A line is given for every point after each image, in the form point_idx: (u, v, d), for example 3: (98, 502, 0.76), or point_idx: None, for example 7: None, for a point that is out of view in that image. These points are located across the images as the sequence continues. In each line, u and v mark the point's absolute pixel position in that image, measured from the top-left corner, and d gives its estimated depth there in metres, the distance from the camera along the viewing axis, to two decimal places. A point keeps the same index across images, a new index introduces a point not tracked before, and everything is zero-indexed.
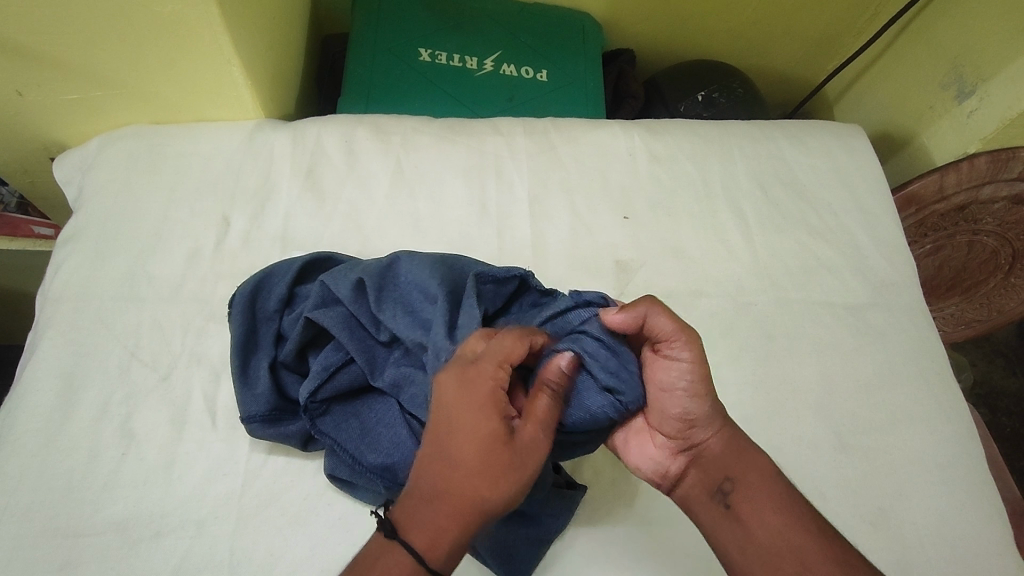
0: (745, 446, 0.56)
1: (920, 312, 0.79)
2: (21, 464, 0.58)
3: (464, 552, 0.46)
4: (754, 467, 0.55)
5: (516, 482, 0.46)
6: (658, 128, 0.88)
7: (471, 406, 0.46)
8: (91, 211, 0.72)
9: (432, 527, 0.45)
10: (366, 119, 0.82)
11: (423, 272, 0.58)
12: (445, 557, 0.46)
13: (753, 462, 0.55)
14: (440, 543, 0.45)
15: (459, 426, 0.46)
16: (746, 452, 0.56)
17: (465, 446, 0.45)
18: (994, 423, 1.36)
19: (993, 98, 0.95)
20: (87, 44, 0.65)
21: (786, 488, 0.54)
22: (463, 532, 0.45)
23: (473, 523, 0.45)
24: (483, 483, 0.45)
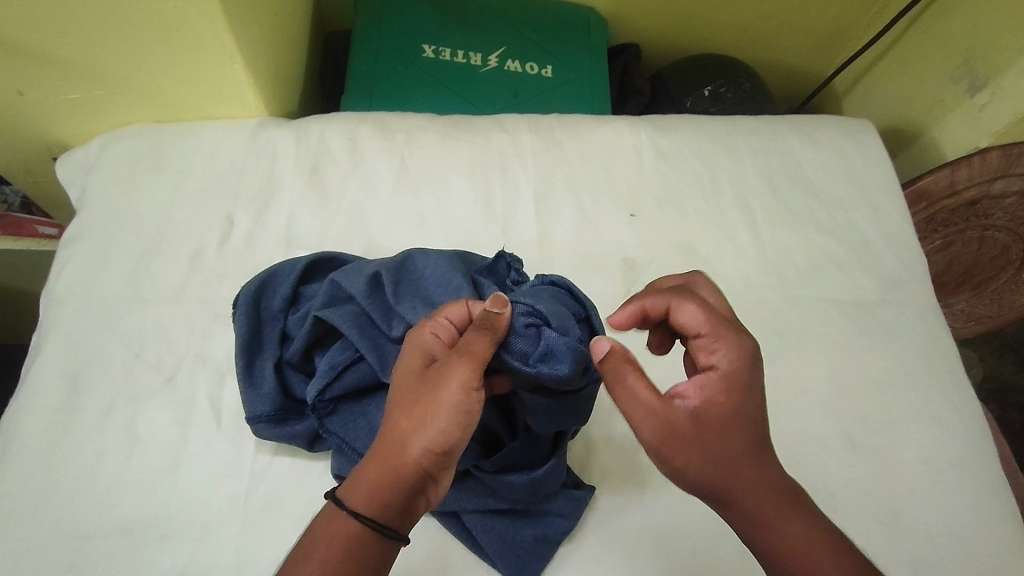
0: (780, 511, 0.46)
1: (931, 309, 0.78)
2: (26, 467, 0.58)
3: (384, 500, 0.44)
4: (789, 539, 0.45)
5: (433, 410, 0.45)
6: (665, 123, 0.87)
7: (406, 353, 0.49)
8: (94, 210, 0.72)
9: (364, 467, 0.45)
10: (370, 116, 0.81)
11: (439, 265, 0.58)
12: (371, 500, 0.44)
13: (789, 532, 0.45)
14: (365, 482, 0.44)
15: (397, 376, 0.48)
16: (780, 517, 0.45)
17: (395, 388, 0.48)
18: (1004, 419, 1.35)
19: (1006, 91, 0.94)
20: (88, 43, 0.65)
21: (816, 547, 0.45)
22: (381, 471, 0.44)
23: (393, 455, 0.45)
24: (400, 414, 0.46)
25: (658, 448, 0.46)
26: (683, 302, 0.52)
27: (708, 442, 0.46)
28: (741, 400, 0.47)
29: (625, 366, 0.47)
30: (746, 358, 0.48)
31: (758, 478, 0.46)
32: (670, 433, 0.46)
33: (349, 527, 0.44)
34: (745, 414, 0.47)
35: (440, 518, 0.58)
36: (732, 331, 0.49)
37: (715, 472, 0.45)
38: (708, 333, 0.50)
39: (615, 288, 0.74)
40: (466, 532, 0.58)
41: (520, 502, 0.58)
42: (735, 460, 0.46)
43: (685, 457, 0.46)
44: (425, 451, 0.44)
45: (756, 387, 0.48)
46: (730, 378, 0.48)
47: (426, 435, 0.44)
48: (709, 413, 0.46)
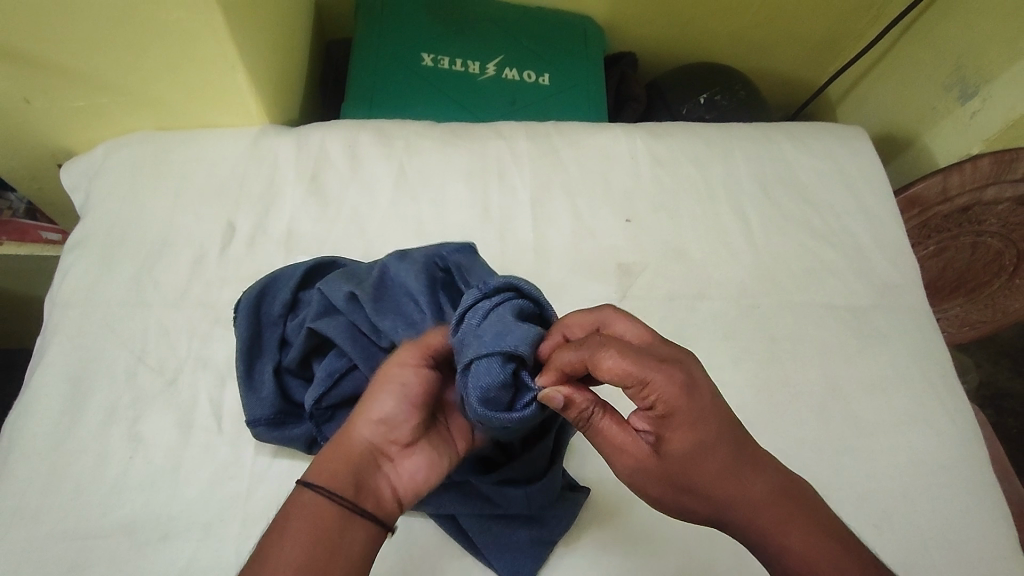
0: (775, 524, 0.43)
1: (922, 313, 0.79)
2: (31, 469, 0.59)
3: (335, 470, 0.46)
4: (790, 552, 0.43)
5: (377, 387, 0.49)
6: (661, 130, 0.88)
7: None
8: (98, 216, 0.73)
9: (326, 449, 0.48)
10: (370, 124, 0.82)
11: (411, 278, 0.58)
12: (325, 472, 0.46)
13: (790, 545, 0.43)
14: (326, 460, 0.47)
15: None
16: (777, 530, 0.43)
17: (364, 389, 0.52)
18: (1000, 424, 1.36)
19: (997, 99, 0.95)
20: (92, 52, 0.66)
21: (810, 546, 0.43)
22: (336, 448, 0.48)
23: (345, 431, 0.48)
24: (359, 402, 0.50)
25: (635, 484, 0.47)
26: (602, 357, 0.42)
27: (676, 475, 0.44)
28: (705, 429, 0.43)
29: (589, 410, 0.45)
30: (688, 387, 0.42)
31: (743, 495, 0.43)
32: (638, 469, 0.46)
33: (313, 499, 0.45)
34: (714, 444, 0.43)
35: (437, 519, 0.59)
36: (659, 366, 0.42)
37: (699, 503, 0.45)
38: (635, 383, 0.42)
39: (610, 293, 0.75)
40: (462, 533, 0.59)
41: None
42: (713, 488, 0.44)
43: (662, 490, 0.45)
44: (372, 423, 0.48)
45: (714, 412, 0.43)
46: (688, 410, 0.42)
47: (375, 411, 0.48)
48: (670, 449, 0.44)
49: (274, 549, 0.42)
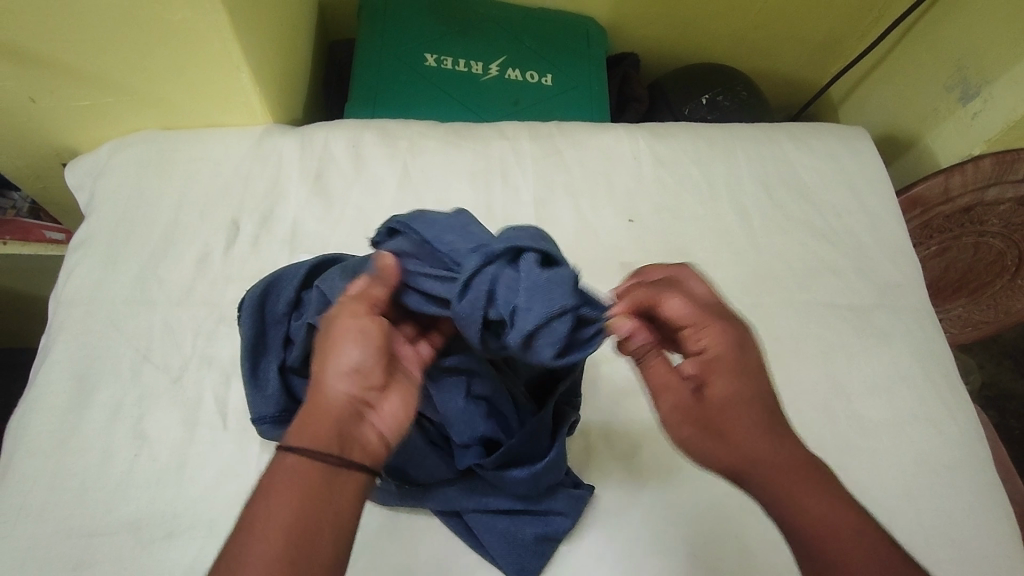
0: (793, 487, 0.46)
1: (924, 313, 0.79)
2: (36, 466, 0.59)
3: (316, 431, 0.42)
4: (807, 514, 0.44)
5: (334, 345, 0.45)
6: (663, 130, 0.88)
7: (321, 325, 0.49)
8: (103, 215, 0.73)
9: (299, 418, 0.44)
10: (373, 124, 0.82)
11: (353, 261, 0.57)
12: (304, 434, 0.42)
13: (806, 507, 0.45)
14: (302, 426, 0.43)
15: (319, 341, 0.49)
16: (798, 493, 0.45)
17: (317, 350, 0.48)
18: (1003, 425, 1.35)
19: (998, 100, 0.96)
20: (98, 52, 0.67)
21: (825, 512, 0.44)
22: (310, 410, 0.44)
23: (315, 394, 0.44)
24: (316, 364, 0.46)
25: (670, 424, 0.50)
26: (670, 295, 0.50)
27: (711, 419, 0.49)
28: (744, 380, 0.49)
29: (645, 348, 0.51)
30: (736, 340, 0.50)
31: (769, 451, 0.47)
32: (678, 407, 0.50)
33: (294, 462, 0.41)
34: (752, 394, 0.49)
35: (443, 517, 0.60)
36: (719, 316, 0.50)
37: (726, 452, 0.48)
38: (694, 322, 0.50)
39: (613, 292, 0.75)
40: (468, 531, 0.59)
41: (520, 501, 0.60)
42: (743, 434, 0.48)
43: (693, 432, 0.49)
44: (343, 377, 0.44)
45: (753, 371, 0.50)
46: (729, 359, 0.50)
47: (341, 365, 0.44)
48: (710, 394, 0.50)
49: (256, 521, 0.39)
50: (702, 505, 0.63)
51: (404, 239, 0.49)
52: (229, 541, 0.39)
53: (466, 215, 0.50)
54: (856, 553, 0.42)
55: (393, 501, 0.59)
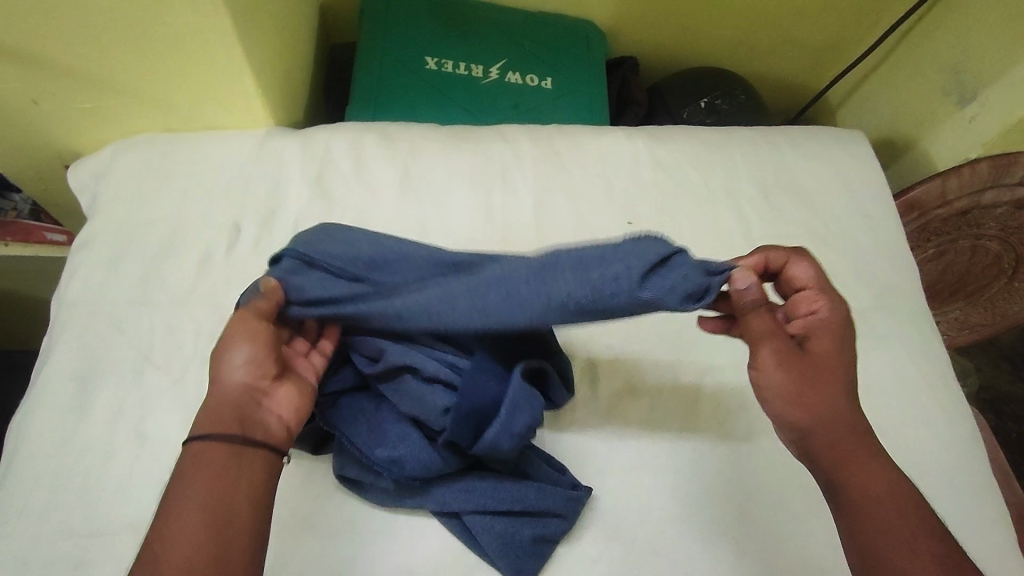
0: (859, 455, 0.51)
1: (921, 315, 0.80)
2: (38, 466, 0.59)
3: (219, 420, 0.47)
4: (869, 479, 0.50)
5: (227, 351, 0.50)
6: (662, 134, 0.89)
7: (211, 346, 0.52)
8: (105, 217, 0.73)
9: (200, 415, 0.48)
10: (374, 127, 0.83)
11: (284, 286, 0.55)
12: (210, 425, 0.47)
13: (869, 475, 0.50)
14: (201, 418, 0.48)
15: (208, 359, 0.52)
16: (856, 460, 0.51)
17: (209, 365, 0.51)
18: (1000, 428, 1.36)
19: (996, 104, 0.96)
20: (101, 54, 0.67)
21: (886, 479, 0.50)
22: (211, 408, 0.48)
23: (213, 393, 0.49)
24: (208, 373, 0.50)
25: (770, 372, 0.52)
26: (800, 261, 0.58)
27: (810, 374, 0.53)
28: (841, 352, 0.55)
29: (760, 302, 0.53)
30: (844, 320, 0.56)
31: (838, 415, 0.52)
32: (783, 356, 0.52)
33: (198, 447, 0.46)
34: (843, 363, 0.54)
35: (441, 517, 0.60)
36: (836, 294, 0.57)
37: (815, 406, 0.52)
38: (812, 288, 0.57)
39: None
40: (466, 531, 0.59)
41: (518, 503, 0.59)
42: (829, 396, 0.52)
43: (786, 379, 0.52)
44: (236, 370, 0.49)
45: (849, 348, 0.55)
46: (832, 330, 0.55)
47: (233, 364, 0.49)
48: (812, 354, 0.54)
49: (174, 505, 0.44)
50: (699, 506, 0.64)
51: (291, 258, 0.55)
52: (150, 528, 0.44)
53: (338, 229, 0.58)
54: (903, 514, 0.48)
55: (393, 501, 0.59)
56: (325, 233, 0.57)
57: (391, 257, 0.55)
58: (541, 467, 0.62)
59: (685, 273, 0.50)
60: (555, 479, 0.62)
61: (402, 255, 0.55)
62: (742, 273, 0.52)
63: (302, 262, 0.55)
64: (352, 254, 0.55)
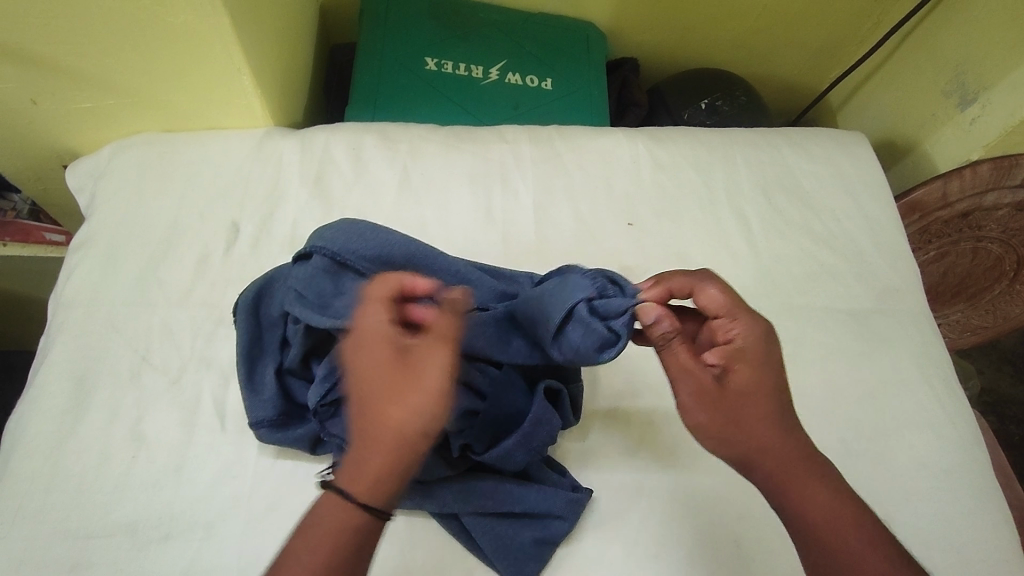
0: (801, 477, 0.50)
1: (923, 317, 0.79)
2: (34, 467, 0.59)
3: (391, 488, 0.45)
4: (813, 500, 0.49)
5: (416, 396, 0.44)
6: (662, 135, 0.89)
7: (366, 341, 0.47)
8: (103, 217, 0.73)
9: (364, 461, 0.45)
10: (374, 127, 0.83)
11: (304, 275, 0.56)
12: (373, 488, 0.45)
13: (811, 495, 0.49)
14: (367, 474, 0.45)
15: (362, 366, 0.46)
16: (803, 487, 0.50)
17: (366, 378, 0.46)
18: (1002, 431, 1.35)
19: (996, 106, 0.96)
20: (98, 54, 0.67)
21: (828, 495, 0.50)
22: (384, 465, 0.45)
23: (388, 443, 0.44)
24: (385, 406, 0.45)
25: (689, 411, 0.51)
26: (705, 283, 0.52)
27: (733, 406, 0.50)
28: (765, 374, 0.51)
29: (669, 336, 0.51)
30: (767, 338, 0.51)
31: (777, 442, 0.50)
32: (701, 395, 0.50)
33: (359, 518, 0.45)
34: (769, 386, 0.51)
35: (441, 519, 0.59)
36: (750, 312, 0.52)
37: (746, 438, 0.49)
38: (728, 315, 0.52)
39: None
40: (465, 533, 0.59)
41: (518, 504, 0.59)
42: (760, 423, 0.50)
43: (711, 419, 0.50)
44: (416, 424, 0.44)
45: (775, 366, 0.51)
46: (760, 352, 0.51)
47: (418, 420, 0.44)
48: (735, 383, 0.50)
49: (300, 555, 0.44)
50: (699, 509, 0.63)
51: (322, 257, 0.56)
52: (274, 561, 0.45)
53: (365, 223, 0.58)
54: (854, 539, 0.48)
55: None
56: (349, 227, 0.58)
57: (428, 260, 0.58)
58: (541, 468, 0.62)
59: (585, 330, 0.50)
60: (554, 480, 0.62)
61: (440, 265, 0.59)
62: (645, 308, 0.51)
63: (333, 263, 0.56)
64: (383, 255, 0.57)
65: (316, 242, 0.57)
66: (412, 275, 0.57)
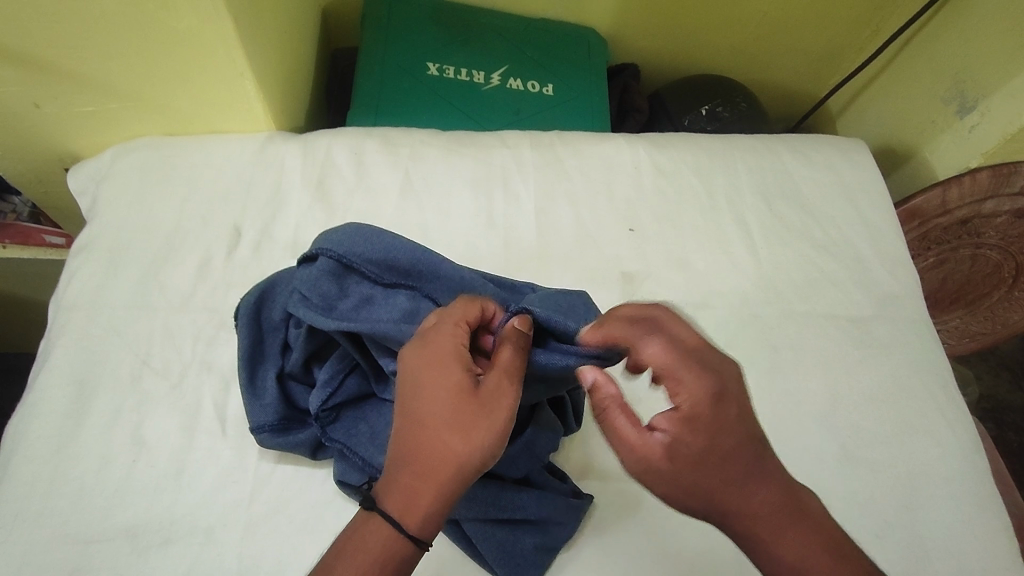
0: (784, 546, 0.44)
1: (923, 324, 0.79)
2: (34, 471, 0.59)
3: (442, 518, 0.46)
4: (795, 570, 0.44)
5: (481, 431, 0.46)
6: (662, 141, 0.89)
7: (434, 363, 0.47)
8: (105, 220, 0.73)
9: (416, 488, 0.46)
10: (376, 131, 0.83)
11: (309, 277, 0.56)
12: (425, 518, 0.46)
13: (796, 565, 0.44)
14: (422, 500, 0.45)
15: (428, 389, 0.47)
16: (790, 554, 0.44)
17: (432, 404, 0.47)
18: (1001, 438, 1.36)
19: (996, 113, 0.96)
20: (102, 58, 0.67)
21: (822, 563, 0.44)
22: (438, 496, 0.46)
23: (445, 475, 0.45)
24: (451, 436, 0.46)
25: (643, 483, 0.46)
26: (648, 339, 0.46)
27: (685, 477, 0.45)
28: (720, 438, 0.44)
29: (610, 403, 0.47)
30: (721, 396, 0.45)
31: (752, 506, 0.44)
32: (647, 468, 0.45)
33: (404, 545, 0.46)
34: (735, 452, 0.44)
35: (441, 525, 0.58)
36: (694, 366, 0.45)
37: (704, 507, 0.45)
38: (670, 374, 0.45)
39: (613, 300, 0.76)
40: (466, 539, 0.58)
41: (519, 510, 0.59)
42: (718, 492, 0.44)
43: (670, 493, 0.45)
44: (474, 459, 0.46)
45: (737, 426, 0.45)
46: (713, 414, 0.45)
47: (478, 455, 0.46)
48: (685, 451, 0.45)
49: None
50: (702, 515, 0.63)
51: (328, 259, 0.56)
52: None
53: (372, 227, 0.58)
54: None
55: None
56: (357, 229, 0.57)
57: (434, 265, 0.57)
58: (542, 475, 0.61)
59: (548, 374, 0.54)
60: (556, 487, 0.61)
61: (444, 271, 0.57)
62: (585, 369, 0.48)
63: (339, 265, 0.56)
64: (388, 259, 0.56)
65: (322, 244, 0.57)
66: (417, 279, 0.57)
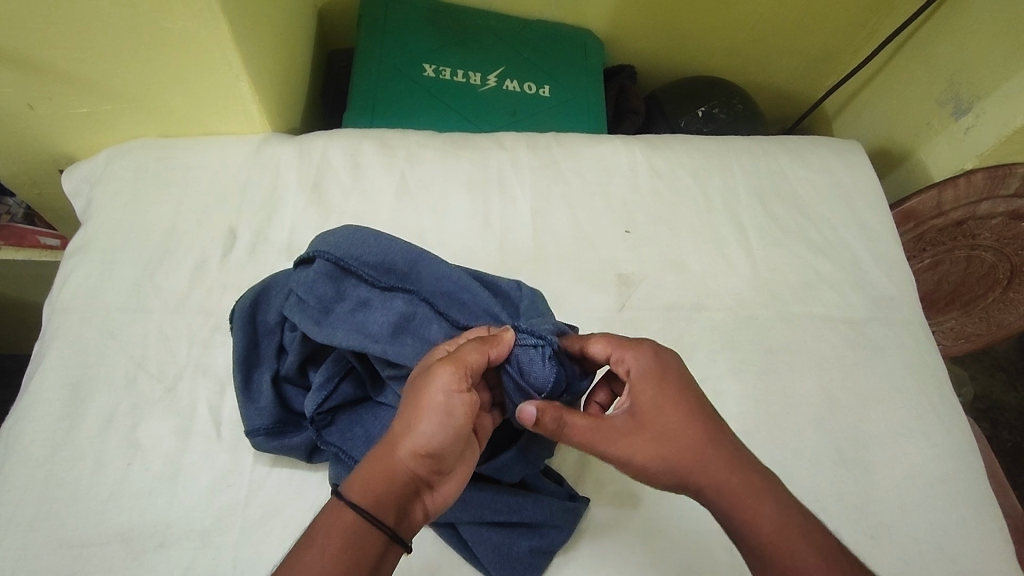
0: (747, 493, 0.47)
1: (918, 325, 0.80)
2: (27, 475, 0.58)
3: (383, 500, 0.45)
4: (761, 517, 0.46)
5: (419, 406, 0.46)
6: (659, 143, 0.89)
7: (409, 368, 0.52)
8: (100, 222, 0.73)
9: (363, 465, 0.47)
10: (372, 133, 0.83)
11: (306, 278, 0.55)
12: (365, 494, 0.45)
13: (759, 511, 0.46)
14: (360, 472, 0.46)
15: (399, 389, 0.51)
16: (753, 501, 0.46)
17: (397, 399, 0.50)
18: (995, 438, 1.36)
19: (990, 115, 0.96)
20: (97, 59, 0.67)
21: (779, 509, 0.46)
22: (379, 472, 0.46)
23: (384, 450, 0.46)
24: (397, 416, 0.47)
25: (616, 453, 0.49)
26: (593, 336, 0.54)
27: (647, 425, 0.50)
28: (672, 389, 0.51)
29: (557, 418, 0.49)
30: (662, 355, 0.53)
31: (710, 452, 0.48)
32: (616, 430, 0.50)
33: (343, 522, 0.44)
34: (682, 399, 0.51)
35: (437, 528, 0.58)
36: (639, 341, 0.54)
37: (668, 459, 0.48)
38: (615, 354, 0.53)
39: (609, 303, 0.76)
40: (462, 542, 0.58)
41: (515, 514, 0.59)
42: (678, 437, 0.49)
43: (640, 450, 0.49)
44: (413, 435, 0.46)
45: (678, 380, 0.52)
46: (660, 373, 0.52)
47: (416, 431, 0.46)
48: (644, 406, 0.51)
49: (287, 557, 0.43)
50: (699, 516, 0.63)
51: (325, 262, 0.55)
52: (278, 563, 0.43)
53: (369, 229, 0.57)
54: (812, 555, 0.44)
55: None
56: (354, 232, 0.56)
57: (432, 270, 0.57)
58: (539, 479, 0.61)
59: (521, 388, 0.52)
60: (552, 490, 0.62)
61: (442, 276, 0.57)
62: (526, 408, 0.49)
63: (336, 268, 0.55)
64: (385, 262, 0.56)
65: (320, 246, 0.56)
66: (414, 283, 0.57)
